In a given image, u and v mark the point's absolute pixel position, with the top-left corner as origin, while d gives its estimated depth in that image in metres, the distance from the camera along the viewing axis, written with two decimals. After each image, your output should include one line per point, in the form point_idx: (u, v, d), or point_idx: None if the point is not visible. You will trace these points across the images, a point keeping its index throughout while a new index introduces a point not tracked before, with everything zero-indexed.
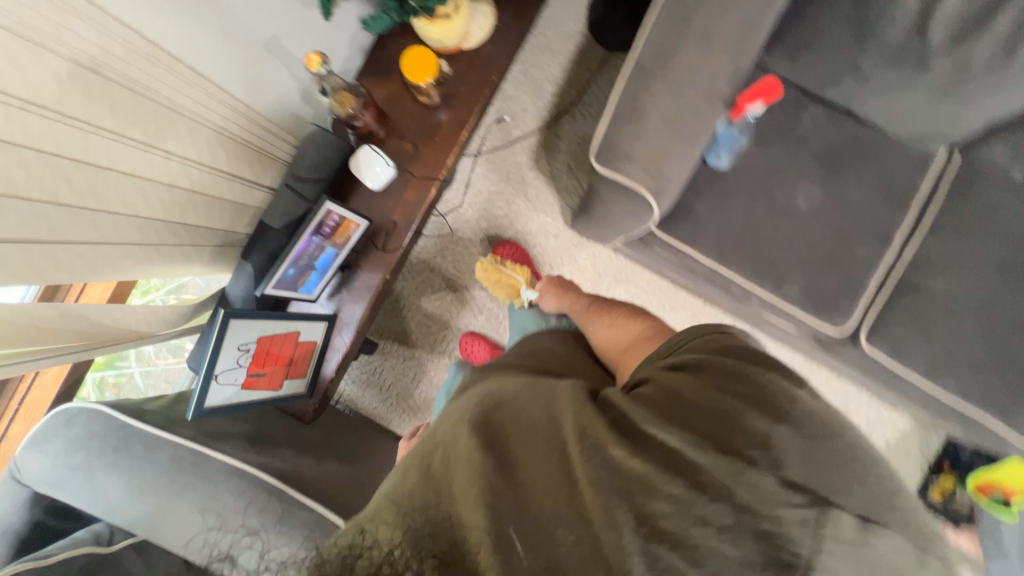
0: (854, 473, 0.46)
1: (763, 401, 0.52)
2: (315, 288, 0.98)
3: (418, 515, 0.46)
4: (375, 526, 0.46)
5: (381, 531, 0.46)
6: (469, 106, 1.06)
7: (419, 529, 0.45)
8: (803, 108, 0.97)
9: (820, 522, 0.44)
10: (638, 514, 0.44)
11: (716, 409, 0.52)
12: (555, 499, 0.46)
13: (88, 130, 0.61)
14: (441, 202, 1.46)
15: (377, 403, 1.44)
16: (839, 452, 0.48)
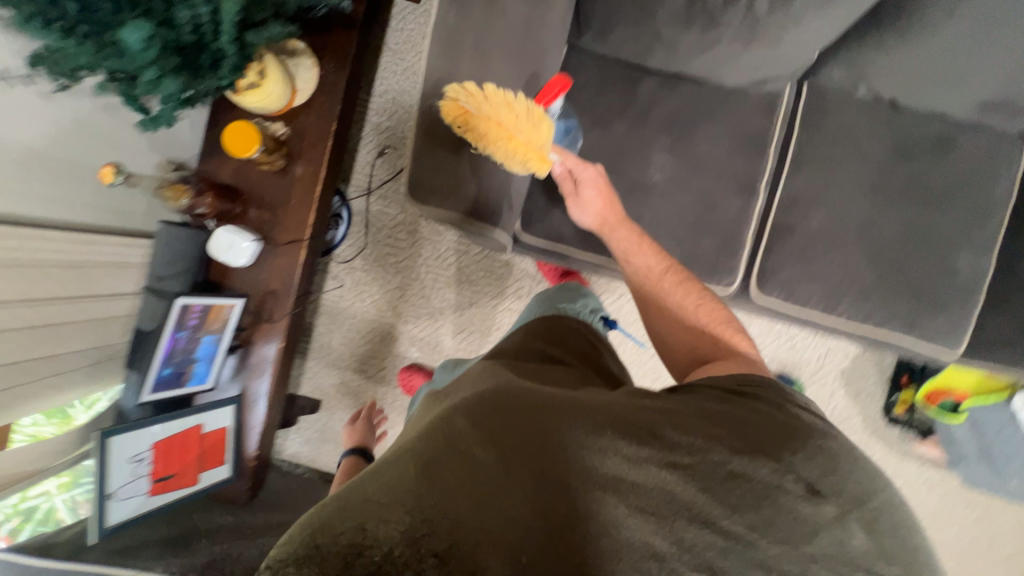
0: (839, 481, 0.54)
1: (800, 441, 0.58)
2: (208, 376, 0.97)
3: (432, 516, 0.46)
4: (381, 523, 0.45)
5: (386, 528, 0.45)
6: (319, 160, 1.03)
7: (431, 528, 0.46)
8: (635, 80, 0.94)
9: (828, 530, 0.50)
10: (678, 537, 0.49)
11: (780, 437, 0.58)
12: (582, 524, 0.49)
13: None
14: (344, 247, 1.44)
15: (335, 456, 1.45)
16: (856, 488, 0.55)
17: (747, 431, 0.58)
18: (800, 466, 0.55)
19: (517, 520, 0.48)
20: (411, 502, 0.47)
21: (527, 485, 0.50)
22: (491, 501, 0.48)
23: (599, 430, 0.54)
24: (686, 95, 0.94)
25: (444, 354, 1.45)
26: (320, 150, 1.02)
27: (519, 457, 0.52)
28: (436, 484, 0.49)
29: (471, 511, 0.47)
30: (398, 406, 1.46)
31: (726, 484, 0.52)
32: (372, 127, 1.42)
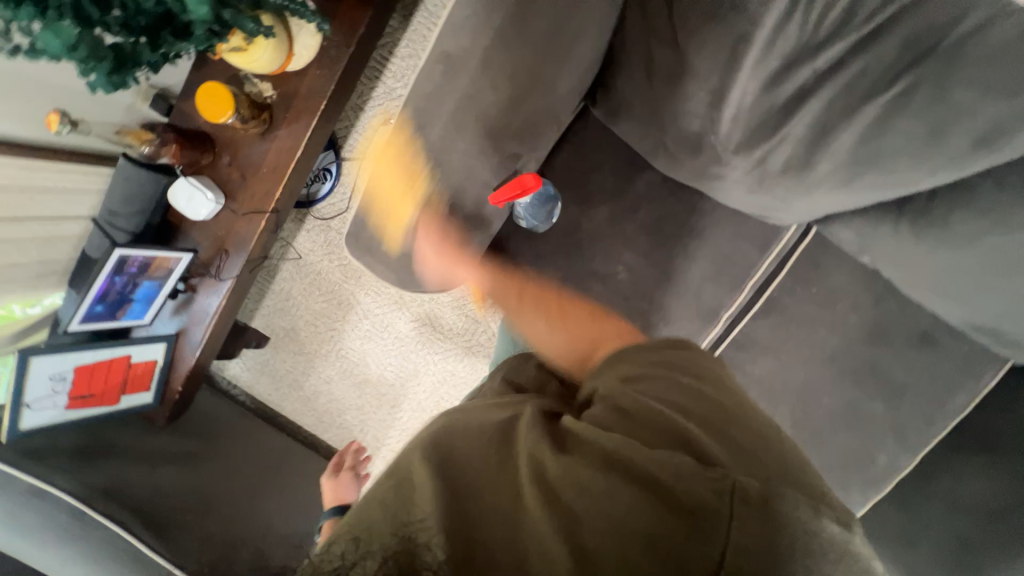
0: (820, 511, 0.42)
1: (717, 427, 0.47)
2: (145, 314, 1.01)
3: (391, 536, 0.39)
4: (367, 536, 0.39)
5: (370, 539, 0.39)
6: (299, 136, 0.97)
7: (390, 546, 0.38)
8: (638, 170, 0.87)
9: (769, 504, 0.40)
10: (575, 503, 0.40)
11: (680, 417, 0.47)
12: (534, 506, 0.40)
13: None
14: (325, 203, 1.40)
15: (270, 390, 1.55)
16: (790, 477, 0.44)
17: (700, 389, 0.52)
18: (773, 430, 0.49)
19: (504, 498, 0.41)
20: (458, 501, 0.40)
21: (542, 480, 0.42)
22: (585, 483, 0.41)
23: (605, 452, 0.43)
24: (683, 203, 0.88)
25: (393, 337, 1.48)
26: (303, 125, 0.97)
27: (486, 477, 0.42)
28: (419, 496, 0.40)
29: (514, 496, 0.41)
30: (338, 367, 1.52)
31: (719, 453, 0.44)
32: (384, 90, 1.32)
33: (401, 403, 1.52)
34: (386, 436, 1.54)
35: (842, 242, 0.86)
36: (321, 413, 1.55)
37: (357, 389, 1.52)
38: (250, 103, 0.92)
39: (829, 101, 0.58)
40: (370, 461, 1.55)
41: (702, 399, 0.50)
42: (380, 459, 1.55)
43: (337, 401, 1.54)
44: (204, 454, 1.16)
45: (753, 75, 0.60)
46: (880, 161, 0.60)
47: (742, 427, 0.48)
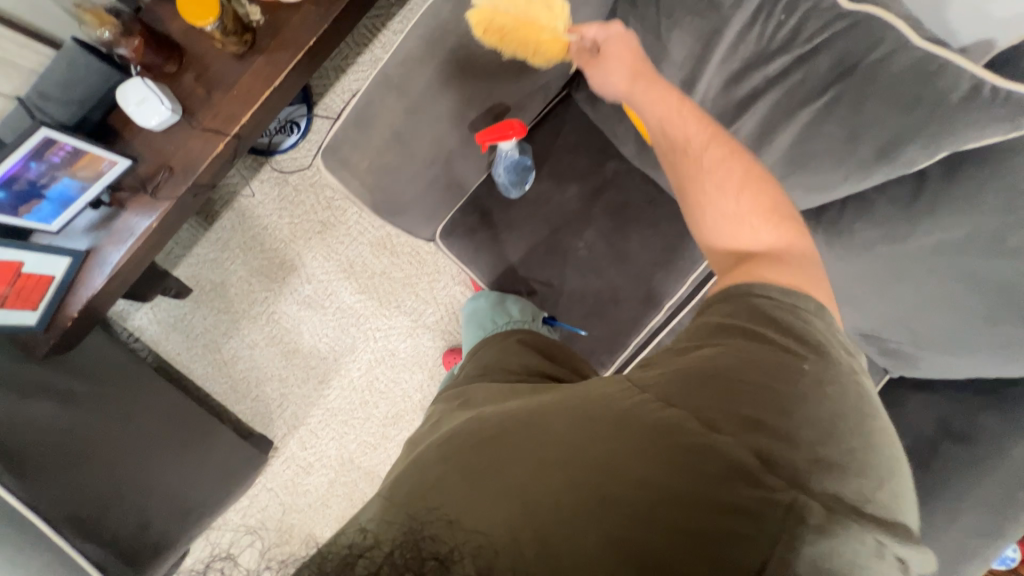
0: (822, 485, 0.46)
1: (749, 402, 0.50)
2: (56, 220, 0.87)
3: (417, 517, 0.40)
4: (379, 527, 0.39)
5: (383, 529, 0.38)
6: (280, 66, 0.95)
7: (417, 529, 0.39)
8: (608, 157, 0.95)
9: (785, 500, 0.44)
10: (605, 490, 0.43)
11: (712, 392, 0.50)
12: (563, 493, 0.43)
13: None
14: (287, 156, 1.35)
15: (181, 349, 1.38)
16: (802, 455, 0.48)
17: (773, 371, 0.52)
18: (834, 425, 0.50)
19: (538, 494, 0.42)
20: (490, 499, 0.42)
21: (577, 478, 0.44)
22: (618, 478, 0.43)
23: (637, 448, 0.45)
24: (644, 192, 0.95)
25: (335, 307, 1.40)
26: (288, 56, 0.95)
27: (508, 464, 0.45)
28: (442, 491, 0.43)
29: (548, 499, 0.42)
30: (266, 332, 1.40)
31: (763, 454, 0.46)
32: (371, 58, 1.33)
33: (331, 378, 1.41)
34: (308, 414, 1.41)
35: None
36: (235, 381, 1.39)
37: (283, 358, 1.40)
38: (234, 18, 0.89)
39: (776, 101, 0.71)
40: (284, 440, 1.40)
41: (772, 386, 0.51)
42: (295, 440, 1.40)
43: (257, 370, 1.40)
44: (86, 397, 0.99)
45: None
46: (807, 160, 0.72)
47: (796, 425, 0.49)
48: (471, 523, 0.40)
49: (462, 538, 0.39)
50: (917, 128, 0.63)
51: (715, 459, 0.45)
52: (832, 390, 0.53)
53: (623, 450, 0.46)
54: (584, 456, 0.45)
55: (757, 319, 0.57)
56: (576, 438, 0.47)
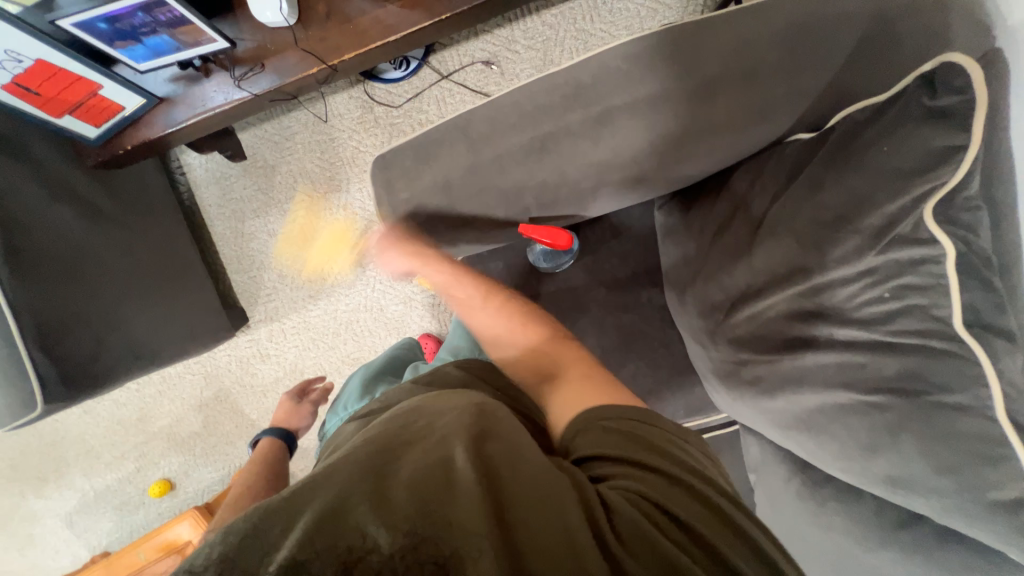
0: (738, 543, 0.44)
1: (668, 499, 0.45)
2: (145, 61, 0.91)
3: (412, 516, 0.36)
4: (383, 518, 0.36)
5: (388, 524, 0.35)
6: (400, 25, 0.91)
7: (419, 531, 0.35)
8: (649, 284, 0.88)
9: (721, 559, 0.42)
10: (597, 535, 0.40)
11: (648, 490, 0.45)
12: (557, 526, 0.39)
13: None
14: (382, 88, 1.32)
15: (213, 202, 1.45)
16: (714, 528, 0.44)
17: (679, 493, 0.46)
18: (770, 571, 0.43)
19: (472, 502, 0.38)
20: (420, 496, 0.37)
21: (507, 509, 0.39)
22: (538, 525, 0.38)
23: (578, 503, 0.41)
24: (663, 333, 0.86)
25: None
26: (414, 18, 0.90)
27: (513, 476, 0.41)
28: (440, 492, 0.38)
29: (470, 506, 0.37)
30: (289, 228, 1.45)
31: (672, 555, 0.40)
32: (506, 37, 1.26)
33: (320, 299, 1.46)
34: (285, 315, 1.47)
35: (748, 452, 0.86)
36: (244, 254, 1.47)
37: (291, 259, 1.46)
38: None
39: (824, 363, 0.62)
40: (256, 324, 1.48)
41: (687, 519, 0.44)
42: (266, 329, 1.48)
43: (265, 255, 1.46)
44: (110, 218, 1.08)
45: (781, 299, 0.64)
46: (819, 434, 0.63)
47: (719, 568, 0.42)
48: (409, 523, 0.36)
49: (406, 537, 0.35)
50: (937, 491, 0.54)
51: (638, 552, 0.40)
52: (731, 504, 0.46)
53: (554, 499, 0.41)
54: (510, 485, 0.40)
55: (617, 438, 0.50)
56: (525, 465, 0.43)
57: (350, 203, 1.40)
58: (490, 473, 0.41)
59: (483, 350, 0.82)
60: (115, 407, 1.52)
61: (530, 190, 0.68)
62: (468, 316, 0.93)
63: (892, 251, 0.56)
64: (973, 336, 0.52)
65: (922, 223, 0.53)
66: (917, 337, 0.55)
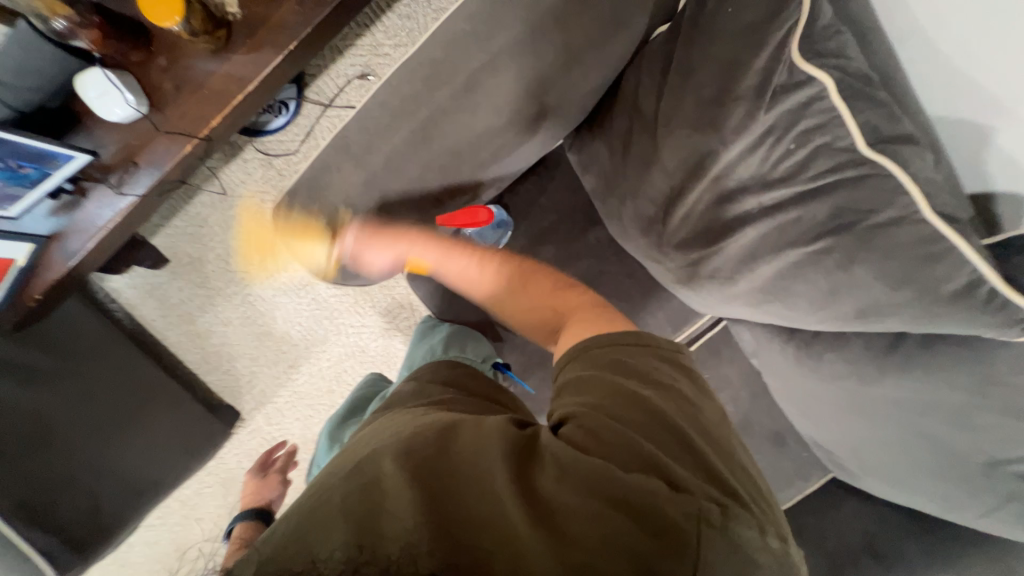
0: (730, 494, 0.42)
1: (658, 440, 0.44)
2: (15, 206, 0.86)
3: (411, 526, 0.36)
4: (380, 533, 0.36)
5: (386, 539, 0.35)
6: (254, 71, 0.87)
7: (420, 541, 0.35)
8: (591, 225, 0.88)
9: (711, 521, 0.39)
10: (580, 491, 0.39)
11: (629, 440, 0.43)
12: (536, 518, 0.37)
13: None
14: (272, 141, 1.28)
15: (156, 316, 1.40)
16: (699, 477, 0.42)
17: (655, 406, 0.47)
18: (714, 456, 0.44)
19: (426, 502, 0.38)
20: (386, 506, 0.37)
21: (459, 496, 0.39)
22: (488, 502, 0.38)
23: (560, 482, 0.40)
24: (621, 264, 0.87)
25: (310, 297, 1.40)
26: (265, 59, 0.87)
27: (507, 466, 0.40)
28: (430, 501, 0.38)
29: (431, 506, 0.37)
30: (241, 312, 1.40)
31: (644, 506, 0.38)
32: (370, 44, 1.22)
33: (301, 365, 1.43)
34: (274, 394, 1.44)
35: (742, 341, 0.88)
36: (207, 354, 1.42)
37: (256, 339, 1.42)
38: (202, 13, 0.81)
39: (765, 233, 0.63)
40: (249, 414, 1.44)
41: (645, 434, 0.44)
42: (262, 415, 1.44)
43: (229, 346, 1.42)
44: (53, 373, 1.01)
45: (709, 186, 0.65)
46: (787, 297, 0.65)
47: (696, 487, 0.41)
48: (406, 532, 0.36)
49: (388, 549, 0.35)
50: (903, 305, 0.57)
51: (608, 510, 0.38)
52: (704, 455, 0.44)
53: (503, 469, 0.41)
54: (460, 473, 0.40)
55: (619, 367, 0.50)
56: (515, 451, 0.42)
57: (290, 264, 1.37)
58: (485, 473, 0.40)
59: (439, 353, 0.77)
60: (149, 548, 1.48)
61: (435, 181, 0.67)
62: (420, 329, 0.89)
63: (778, 103, 0.57)
64: (880, 152, 0.54)
65: (794, 65, 0.55)
66: (834, 173, 0.57)
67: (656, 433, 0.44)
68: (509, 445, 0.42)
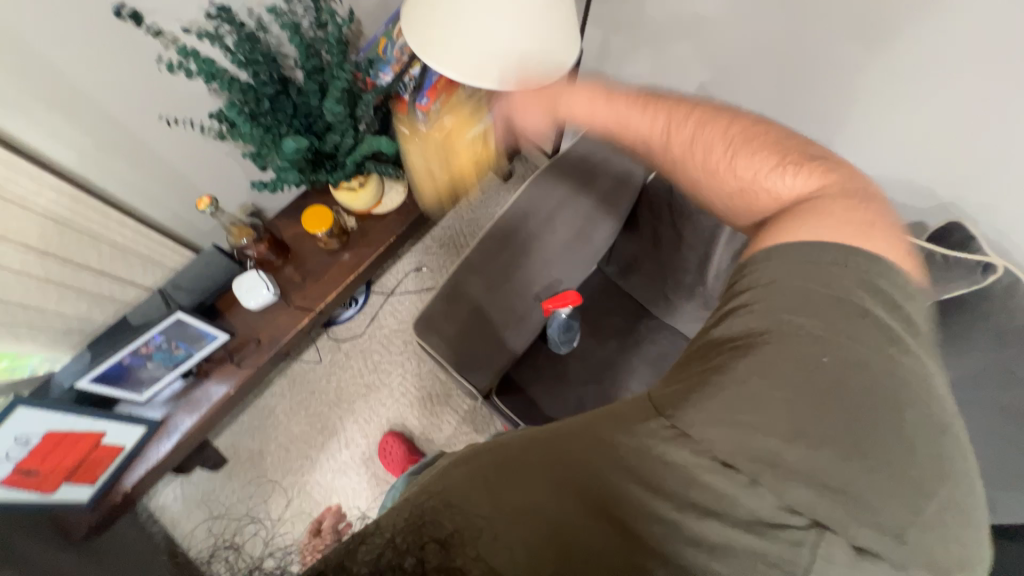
0: (856, 470, 0.48)
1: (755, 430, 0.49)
2: (147, 389, 0.97)
3: (450, 514, 0.47)
4: (437, 511, 0.48)
5: (440, 518, 0.47)
6: (363, 259, 1.18)
7: (456, 522, 0.47)
8: (639, 316, 1.09)
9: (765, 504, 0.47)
10: (641, 482, 0.48)
11: (711, 416, 0.50)
12: (584, 513, 0.47)
13: None
14: (340, 327, 1.50)
15: (200, 531, 1.29)
16: (795, 457, 0.48)
17: (808, 383, 0.50)
18: (826, 433, 0.49)
19: (524, 499, 0.48)
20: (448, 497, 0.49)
21: (551, 500, 0.48)
22: (571, 511, 0.47)
23: (615, 476, 0.48)
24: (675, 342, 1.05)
25: (371, 473, 1.37)
26: (372, 251, 1.19)
27: (576, 472, 0.49)
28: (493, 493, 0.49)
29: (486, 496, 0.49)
30: (295, 505, 1.33)
31: (697, 485, 0.47)
32: (422, 247, 1.62)
33: None
34: None
35: None
36: None
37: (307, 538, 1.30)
38: (339, 225, 1.14)
39: None
40: None
41: (727, 415, 0.49)
42: None
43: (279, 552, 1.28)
44: None
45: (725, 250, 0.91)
46: None
47: (851, 486, 0.47)
48: (446, 515, 0.47)
49: (427, 531, 0.46)
50: None
51: (653, 496, 0.47)
52: (824, 443, 0.49)
53: (595, 485, 0.48)
54: (550, 481, 0.49)
55: (802, 301, 0.54)
56: (582, 454, 0.50)
57: (350, 439, 1.39)
58: (551, 476, 0.49)
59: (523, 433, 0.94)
60: None
61: (534, 282, 0.89)
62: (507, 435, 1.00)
63: None
64: None
65: None
66: None
67: (746, 410, 0.50)
68: (577, 457, 0.50)
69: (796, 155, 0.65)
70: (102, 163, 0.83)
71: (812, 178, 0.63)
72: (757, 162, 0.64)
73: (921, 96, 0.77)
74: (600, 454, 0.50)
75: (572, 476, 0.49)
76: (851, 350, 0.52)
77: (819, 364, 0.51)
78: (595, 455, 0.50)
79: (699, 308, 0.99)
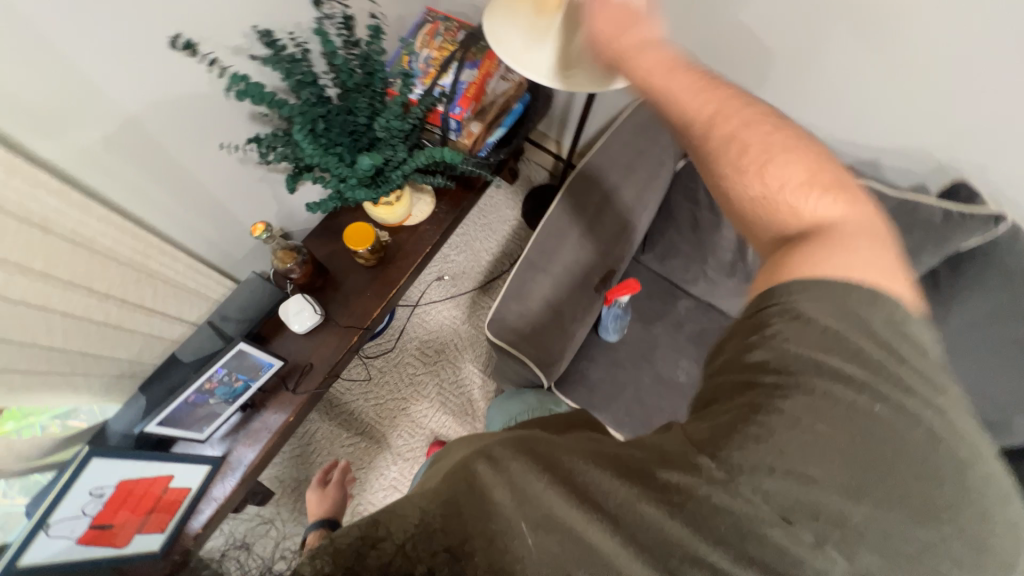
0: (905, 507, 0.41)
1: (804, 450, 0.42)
2: (207, 427, 0.95)
3: (460, 528, 0.42)
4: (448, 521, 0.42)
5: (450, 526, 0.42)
6: (403, 271, 1.18)
7: (469, 538, 0.42)
8: (678, 297, 1.15)
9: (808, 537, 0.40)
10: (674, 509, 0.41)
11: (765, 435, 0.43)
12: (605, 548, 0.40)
13: (40, 280, 0.64)
14: (371, 345, 1.50)
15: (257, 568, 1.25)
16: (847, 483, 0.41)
17: (876, 414, 0.43)
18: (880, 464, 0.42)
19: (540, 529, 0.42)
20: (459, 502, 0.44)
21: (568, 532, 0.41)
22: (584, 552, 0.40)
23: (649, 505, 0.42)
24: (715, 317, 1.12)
25: None
26: (410, 262, 1.19)
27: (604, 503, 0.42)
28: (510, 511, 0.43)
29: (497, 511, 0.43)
30: None
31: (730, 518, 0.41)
32: (441, 256, 1.62)
33: None
34: None
35: None
36: None
37: None
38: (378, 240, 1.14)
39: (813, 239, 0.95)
40: None
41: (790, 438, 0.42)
42: None
43: None
44: None
45: None
46: None
47: (883, 530, 0.39)
48: (459, 527, 0.42)
49: (438, 540, 0.42)
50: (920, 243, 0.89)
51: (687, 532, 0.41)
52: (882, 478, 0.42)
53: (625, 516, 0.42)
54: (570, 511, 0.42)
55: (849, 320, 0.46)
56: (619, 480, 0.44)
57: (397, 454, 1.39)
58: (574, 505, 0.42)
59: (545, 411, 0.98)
60: None
61: (592, 275, 0.93)
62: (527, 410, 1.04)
63: None
64: None
65: None
66: None
67: (802, 430, 0.43)
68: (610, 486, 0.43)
69: (827, 178, 0.52)
70: (151, 199, 0.80)
71: (837, 206, 0.50)
72: (792, 176, 0.50)
73: (920, 72, 0.86)
74: (636, 481, 0.43)
75: (599, 507, 0.42)
76: (892, 399, 0.43)
77: (883, 400, 0.43)
78: (631, 482, 0.43)
79: (738, 283, 1.05)
